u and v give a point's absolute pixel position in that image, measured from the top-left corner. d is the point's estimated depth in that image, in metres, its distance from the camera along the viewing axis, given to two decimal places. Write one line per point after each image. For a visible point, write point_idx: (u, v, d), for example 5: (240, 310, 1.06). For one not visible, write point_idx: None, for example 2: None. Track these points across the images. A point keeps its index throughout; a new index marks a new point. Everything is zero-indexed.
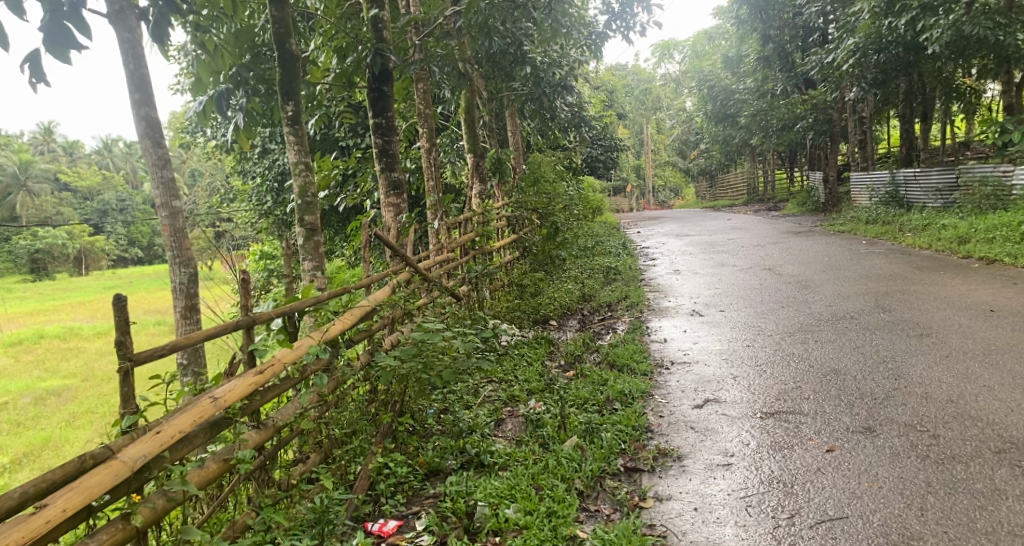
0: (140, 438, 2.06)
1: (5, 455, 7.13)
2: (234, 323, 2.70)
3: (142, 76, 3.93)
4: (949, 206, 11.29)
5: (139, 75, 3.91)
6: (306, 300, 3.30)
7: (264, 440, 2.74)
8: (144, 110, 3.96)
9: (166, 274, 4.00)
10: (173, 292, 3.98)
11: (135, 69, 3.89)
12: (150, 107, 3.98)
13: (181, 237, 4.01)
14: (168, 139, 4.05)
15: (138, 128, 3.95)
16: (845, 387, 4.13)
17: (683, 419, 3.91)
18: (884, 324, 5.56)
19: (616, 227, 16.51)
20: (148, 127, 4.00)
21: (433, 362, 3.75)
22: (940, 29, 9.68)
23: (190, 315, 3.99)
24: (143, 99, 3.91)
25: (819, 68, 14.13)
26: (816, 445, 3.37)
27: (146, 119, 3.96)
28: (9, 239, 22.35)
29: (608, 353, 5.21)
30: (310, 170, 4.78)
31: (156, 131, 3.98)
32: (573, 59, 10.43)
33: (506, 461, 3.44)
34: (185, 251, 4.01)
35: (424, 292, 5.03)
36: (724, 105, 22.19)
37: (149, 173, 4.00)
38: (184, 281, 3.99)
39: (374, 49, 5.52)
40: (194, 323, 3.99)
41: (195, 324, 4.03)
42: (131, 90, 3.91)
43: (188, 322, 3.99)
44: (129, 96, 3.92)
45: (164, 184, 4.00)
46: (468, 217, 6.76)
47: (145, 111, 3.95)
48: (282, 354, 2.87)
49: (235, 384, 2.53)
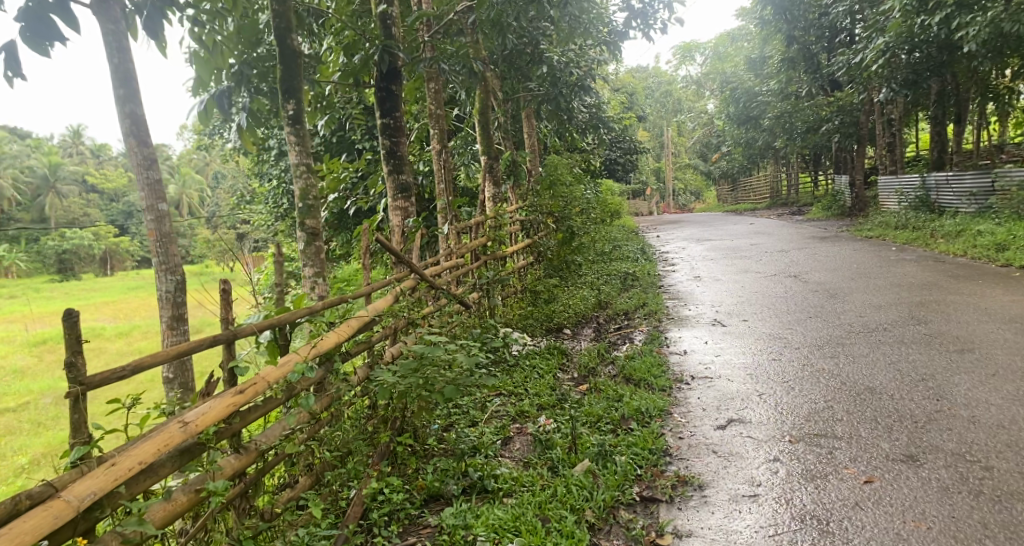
0: (91, 473, 1.82)
1: (24, 456, 7.01)
2: (213, 336, 2.45)
3: (127, 70, 3.73)
4: (984, 211, 10.86)
5: (124, 69, 3.72)
6: (298, 311, 3.05)
7: (245, 465, 2.49)
8: (128, 106, 3.74)
9: (153, 282, 3.79)
10: (159, 301, 3.78)
11: (120, 62, 3.69)
12: (135, 103, 3.77)
13: (169, 243, 3.82)
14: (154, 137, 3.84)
15: (122, 125, 3.75)
16: (882, 408, 3.82)
17: (705, 441, 3.62)
18: (920, 338, 5.22)
19: (636, 231, 16.21)
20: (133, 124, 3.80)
21: (434, 378, 3.48)
22: (977, 27, 9.26)
23: (178, 326, 3.79)
24: (127, 94, 3.71)
25: (846, 69, 13.76)
26: (853, 475, 3.07)
27: (130, 116, 3.75)
28: (37, 240, 22.56)
29: (625, 366, 4.92)
30: (311, 172, 4.55)
31: (141, 128, 3.78)
32: (592, 59, 10.16)
33: (511, 487, 3.19)
34: (172, 258, 3.80)
35: (430, 300, 4.80)
36: (746, 107, 21.66)
37: (134, 174, 3.80)
38: (171, 289, 3.78)
39: (381, 45, 5.28)
40: (181, 333, 3.79)
41: (183, 335, 3.82)
42: (115, 86, 3.72)
43: (175, 332, 3.79)
44: (112, 92, 3.72)
45: (150, 185, 3.82)
46: (480, 220, 6.54)
47: (130, 108, 3.74)
48: (268, 372, 2.60)
49: (211, 406, 2.28)
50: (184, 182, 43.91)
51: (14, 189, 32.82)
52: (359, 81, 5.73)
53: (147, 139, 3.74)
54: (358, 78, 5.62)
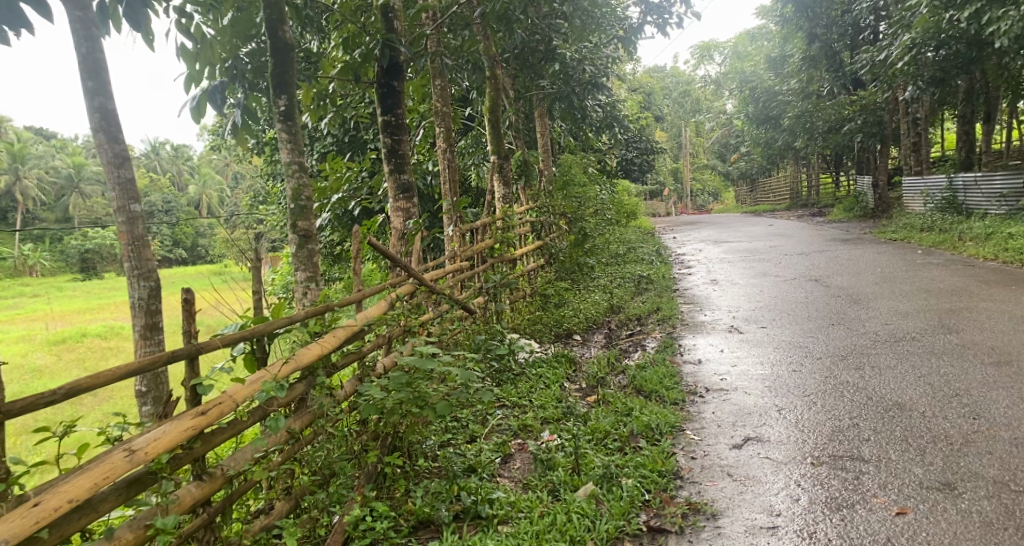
0: (5, 516, 1.66)
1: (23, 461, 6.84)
2: (172, 351, 2.21)
3: (96, 61, 3.44)
4: (1015, 212, 10.46)
5: (93, 59, 3.43)
6: (276, 321, 2.82)
7: (208, 494, 2.26)
8: (98, 100, 3.43)
9: (125, 289, 3.48)
10: (131, 310, 3.47)
11: (88, 52, 3.40)
12: (106, 97, 3.46)
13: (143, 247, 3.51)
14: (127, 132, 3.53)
15: (91, 121, 3.44)
16: (912, 427, 3.52)
17: (719, 463, 3.35)
18: (952, 348, 4.91)
19: (651, 232, 15.89)
20: (104, 120, 3.49)
21: (426, 392, 3.23)
22: (1010, 22, 8.87)
23: (151, 336, 3.47)
24: (97, 87, 3.41)
25: (869, 67, 13.41)
26: (883, 505, 2.78)
27: (100, 110, 3.44)
28: (59, 241, 22.72)
29: (635, 377, 4.65)
30: (304, 171, 4.34)
31: (111, 123, 3.47)
32: (607, 57, 9.91)
33: (507, 513, 2.96)
34: (146, 262, 3.47)
35: (430, 306, 4.57)
36: (766, 107, 21.10)
37: (104, 173, 3.49)
38: (144, 297, 3.46)
39: (382, 39, 5.00)
40: (155, 344, 3.47)
41: (157, 347, 3.50)
42: (83, 78, 3.41)
43: (148, 343, 3.47)
44: (81, 84, 3.42)
45: (121, 184, 3.50)
46: (486, 222, 6.31)
47: (99, 101, 3.43)
48: (236, 389, 2.37)
49: (164, 429, 2.05)
50: (204, 182, 44.16)
51: (37, 188, 33.15)
52: (360, 76, 5.52)
53: (117, 135, 3.44)
54: (357, 73, 5.41)
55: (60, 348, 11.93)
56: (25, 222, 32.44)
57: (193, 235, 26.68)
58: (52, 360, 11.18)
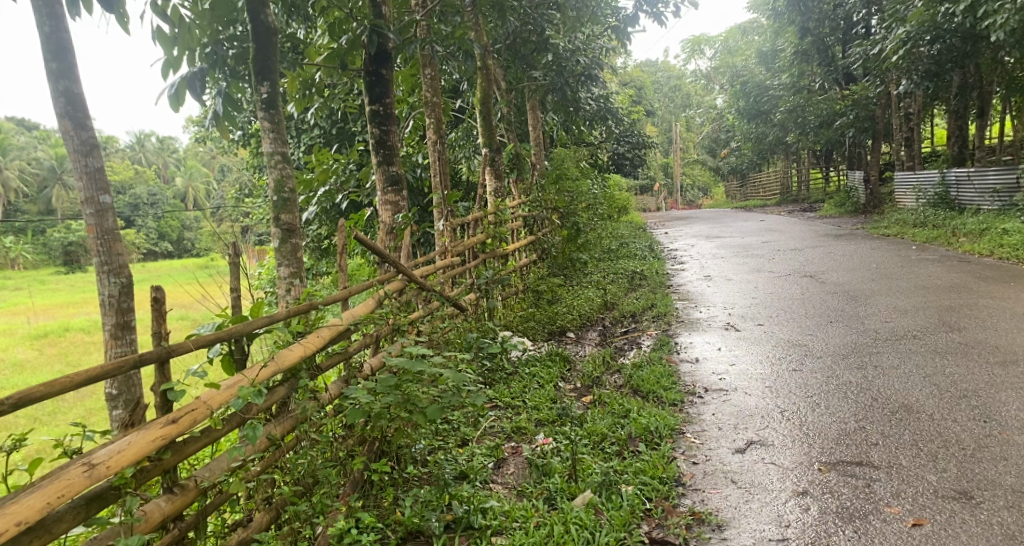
0: None
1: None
2: (140, 355, 2.01)
3: (61, 41, 3.22)
4: (1009, 208, 10.40)
5: (57, 40, 3.21)
6: (256, 321, 2.64)
7: (180, 508, 2.06)
8: (63, 83, 3.21)
9: (94, 285, 3.24)
10: (101, 307, 3.24)
11: (51, 31, 3.19)
12: (71, 80, 3.24)
13: (113, 241, 3.29)
14: (94, 117, 3.30)
15: (55, 105, 3.20)
16: (921, 431, 3.42)
17: (722, 468, 3.22)
18: (955, 347, 4.79)
19: (642, 227, 15.77)
20: (69, 104, 3.25)
21: (416, 395, 3.07)
22: (1007, 15, 8.75)
23: (123, 335, 3.25)
24: (59, 69, 3.18)
25: (862, 61, 13.32)
26: (897, 516, 2.72)
27: (65, 94, 3.22)
28: (40, 233, 22.30)
29: (632, 376, 4.51)
30: (287, 162, 4.14)
31: (77, 108, 3.24)
32: (600, 49, 9.74)
33: (501, 524, 2.81)
34: (117, 257, 3.26)
35: (420, 304, 4.41)
36: (757, 102, 20.89)
37: (70, 162, 3.25)
38: (115, 294, 3.23)
39: (369, 25, 4.79)
40: (126, 345, 3.25)
41: (129, 347, 3.28)
42: (46, 60, 3.19)
43: (118, 343, 3.25)
44: (44, 66, 3.19)
45: (89, 174, 3.27)
46: (478, 217, 6.15)
47: (64, 85, 3.21)
48: (211, 394, 2.13)
49: (129, 441, 1.85)
50: (190, 174, 43.64)
51: (19, 180, 32.56)
52: (346, 64, 5.31)
53: (85, 122, 3.21)
54: (344, 61, 5.21)
55: (41, 342, 11.68)
56: (7, 213, 31.90)
57: (180, 228, 26.35)
58: (34, 354, 10.92)
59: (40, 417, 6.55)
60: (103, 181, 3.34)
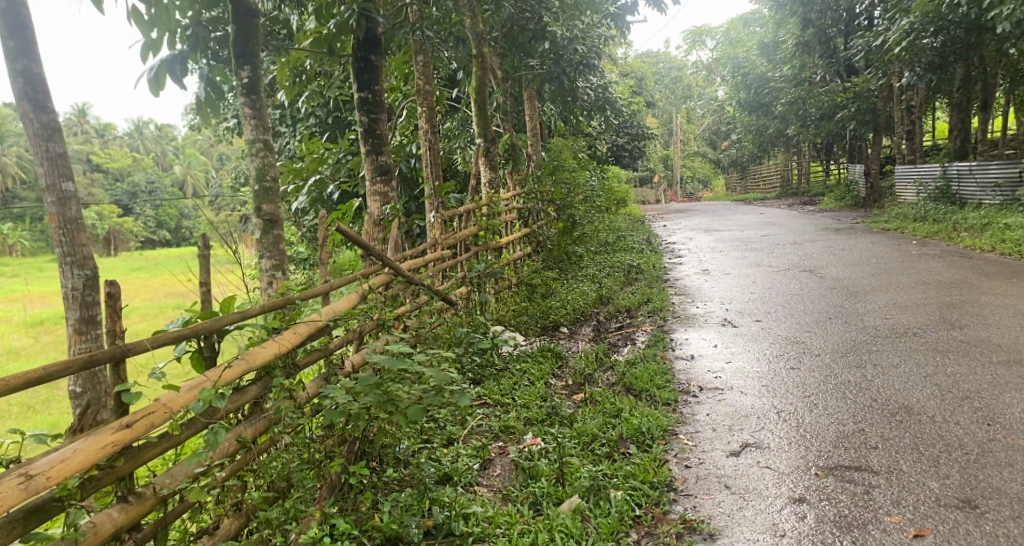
0: None
1: None
2: (90, 354, 1.87)
3: (19, 18, 3.09)
4: (1010, 203, 10.26)
5: (15, 16, 3.07)
6: (226, 317, 2.50)
7: (136, 519, 1.93)
8: (21, 62, 3.07)
9: (57, 278, 3.12)
10: (65, 301, 3.10)
11: (10, 6, 3.05)
12: (30, 59, 3.10)
13: (77, 229, 3.15)
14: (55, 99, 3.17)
15: (14, 86, 3.06)
16: (923, 434, 3.29)
17: (716, 472, 3.10)
18: (957, 346, 4.66)
19: (640, 220, 15.62)
20: (28, 85, 3.11)
21: (397, 395, 2.93)
22: (1013, 6, 8.57)
23: (87, 330, 3.10)
24: (17, 47, 3.05)
25: (864, 52, 13.13)
26: (898, 526, 2.61)
27: (25, 75, 3.08)
28: (36, 221, 22.09)
29: (625, 374, 4.38)
30: (269, 150, 4.00)
31: (36, 90, 3.10)
32: (599, 38, 9.58)
33: (484, 531, 2.69)
34: (80, 248, 3.13)
35: (407, 298, 4.29)
36: (758, 94, 20.70)
37: (30, 146, 3.12)
38: (79, 286, 3.10)
39: (358, 9, 4.61)
40: (92, 340, 3.11)
41: (95, 342, 3.13)
42: (3, 37, 3.06)
43: (83, 338, 3.11)
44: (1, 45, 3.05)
45: (51, 160, 3.14)
46: (470, 208, 6.00)
47: (22, 64, 3.07)
48: (171, 396, 2.00)
49: (74, 448, 1.72)
50: (188, 162, 43.40)
51: (16, 166, 32.30)
52: (333, 50, 5.15)
53: (44, 105, 3.08)
54: (331, 46, 5.05)
55: (35, 330, 11.58)
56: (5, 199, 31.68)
57: (179, 217, 26.22)
58: (25, 342, 10.79)
59: (31, 406, 6.46)
60: (65, 167, 3.20)
